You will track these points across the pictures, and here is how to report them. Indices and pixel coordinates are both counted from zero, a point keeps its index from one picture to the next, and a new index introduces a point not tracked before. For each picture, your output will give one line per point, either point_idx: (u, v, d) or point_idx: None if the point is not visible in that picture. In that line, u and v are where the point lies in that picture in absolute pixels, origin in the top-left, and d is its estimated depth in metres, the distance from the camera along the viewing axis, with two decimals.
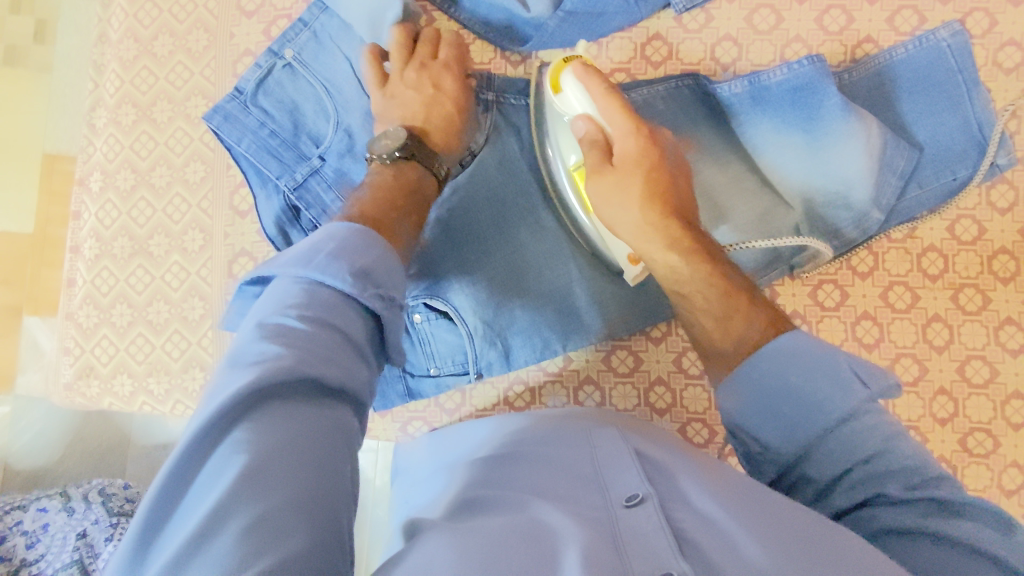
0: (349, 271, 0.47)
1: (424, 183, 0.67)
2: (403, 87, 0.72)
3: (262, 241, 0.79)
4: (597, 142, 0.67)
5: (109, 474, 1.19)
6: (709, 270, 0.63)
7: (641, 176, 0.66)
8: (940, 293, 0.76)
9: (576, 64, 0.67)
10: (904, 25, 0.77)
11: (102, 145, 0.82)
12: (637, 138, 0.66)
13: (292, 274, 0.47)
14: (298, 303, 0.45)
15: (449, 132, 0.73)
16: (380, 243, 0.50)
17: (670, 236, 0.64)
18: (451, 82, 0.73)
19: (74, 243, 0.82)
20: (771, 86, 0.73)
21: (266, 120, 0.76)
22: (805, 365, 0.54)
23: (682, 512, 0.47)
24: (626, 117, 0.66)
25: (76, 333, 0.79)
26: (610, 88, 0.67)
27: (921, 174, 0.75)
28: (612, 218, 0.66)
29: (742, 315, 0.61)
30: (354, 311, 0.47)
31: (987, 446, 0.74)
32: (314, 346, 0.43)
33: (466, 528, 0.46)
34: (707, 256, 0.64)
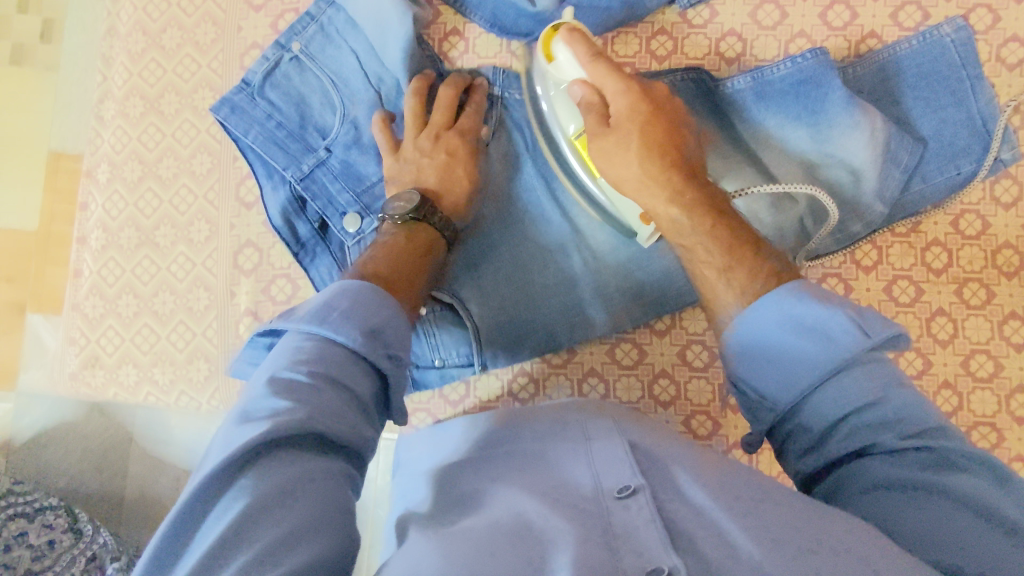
0: (359, 330, 0.48)
1: (434, 247, 0.67)
2: (416, 154, 0.73)
3: (267, 232, 0.79)
4: (593, 106, 0.65)
5: (112, 472, 1.19)
6: (711, 222, 0.62)
7: (637, 134, 0.64)
8: (944, 287, 0.76)
9: (564, 30, 0.67)
10: (907, 20, 0.78)
11: (110, 136, 0.82)
12: (629, 95, 0.65)
13: (301, 328, 0.48)
14: (305, 357, 0.46)
15: (462, 196, 0.73)
16: (389, 305, 0.51)
17: (675, 190, 0.63)
18: (465, 149, 0.74)
19: (81, 234, 0.82)
20: (774, 80, 0.73)
21: (273, 112, 0.76)
22: (795, 318, 0.53)
23: (676, 502, 0.48)
24: (616, 76, 0.65)
25: (82, 323, 0.80)
26: (596, 54, 0.66)
27: (924, 168, 0.75)
28: (615, 175, 0.65)
29: (746, 268, 0.60)
30: (362, 370, 0.48)
31: (991, 440, 0.74)
32: (321, 403, 0.43)
33: (455, 533, 0.45)
34: (711, 211, 0.63)
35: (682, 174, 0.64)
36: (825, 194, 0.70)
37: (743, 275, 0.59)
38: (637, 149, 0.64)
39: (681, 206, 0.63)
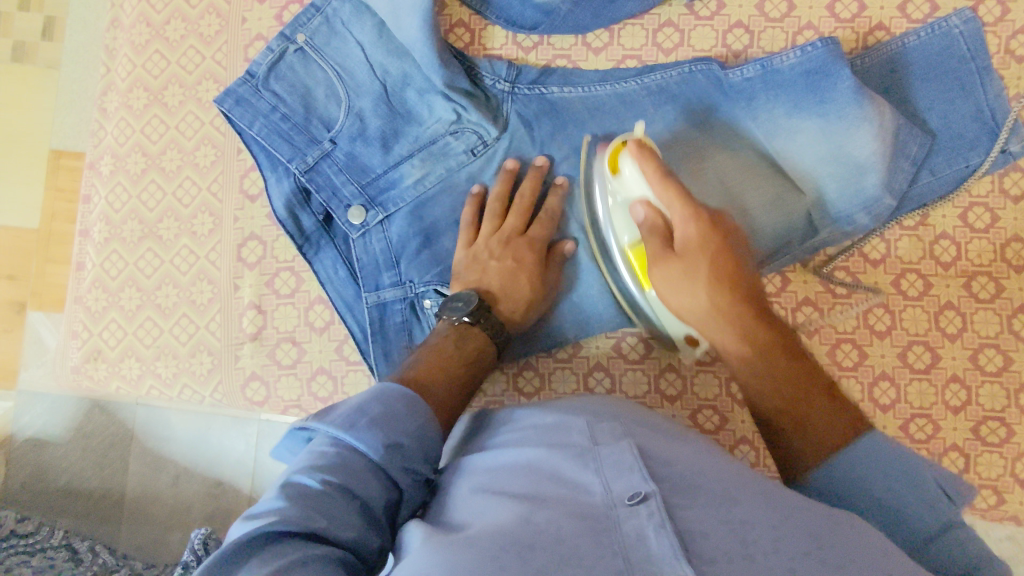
0: (383, 440, 0.48)
1: (483, 353, 0.66)
2: (485, 254, 0.72)
3: (271, 225, 0.78)
4: (658, 228, 0.65)
5: (112, 471, 1.18)
6: (786, 360, 0.59)
7: (707, 267, 0.61)
8: (953, 281, 0.76)
9: (632, 144, 0.67)
10: (915, 12, 0.77)
11: (113, 129, 0.82)
12: (699, 223, 0.62)
13: (330, 432, 0.48)
14: (324, 464, 0.46)
15: (520, 304, 0.71)
16: (422, 410, 0.51)
17: (745, 330, 0.60)
18: (534, 256, 0.72)
19: (84, 227, 0.82)
20: (784, 70, 0.72)
21: (277, 104, 0.76)
22: (892, 469, 0.52)
23: (687, 509, 0.44)
24: (684, 199, 0.63)
25: (84, 317, 0.79)
26: (667, 172, 0.65)
27: (933, 160, 0.74)
28: (680, 301, 0.63)
29: (821, 411, 0.56)
30: (377, 479, 0.48)
31: (1000, 435, 0.74)
32: (330, 511, 0.44)
33: (458, 542, 0.43)
34: (785, 351, 0.59)
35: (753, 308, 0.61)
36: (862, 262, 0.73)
37: (821, 416, 0.56)
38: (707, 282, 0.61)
39: (750, 344, 0.60)
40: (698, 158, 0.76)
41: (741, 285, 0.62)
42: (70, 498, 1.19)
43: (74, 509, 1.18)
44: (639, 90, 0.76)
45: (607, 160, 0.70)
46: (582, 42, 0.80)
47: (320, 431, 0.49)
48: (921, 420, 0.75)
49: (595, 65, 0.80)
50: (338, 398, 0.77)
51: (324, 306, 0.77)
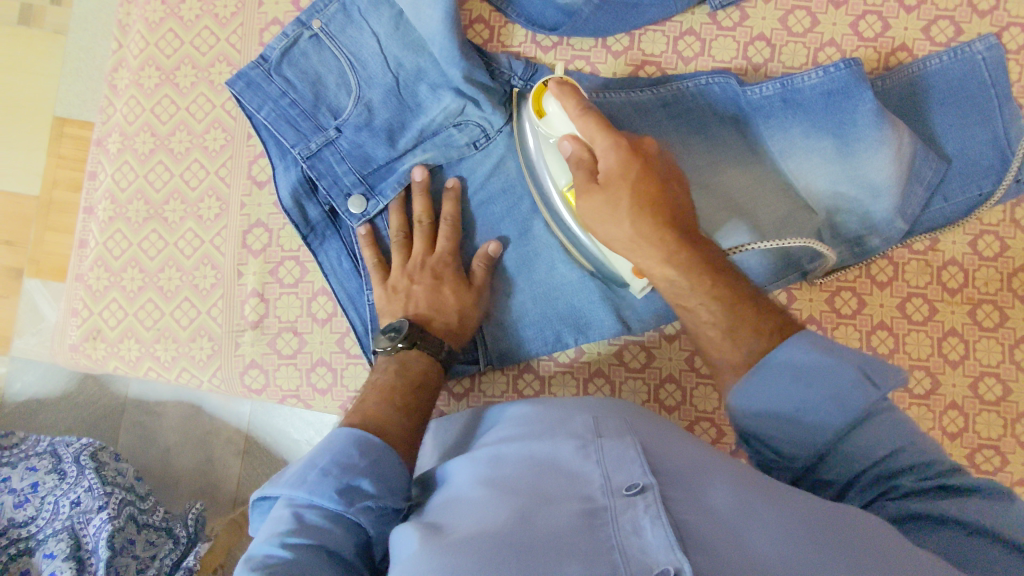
0: (337, 486, 0.49)
1: (430, 375, 0.66)
2: (406, 282, 0.72)
3: (278, 213, 0.78)
4: (584, 162, 0.62)
5: (101, 444, 1.18)
6: (714, 281, 0.58)
7: (629, 195, 0.59)
8: (957, 307, 0.76)
9: (552, 84, 0.64)
10: (939, 35, 0.77)
11: (122, 106, 0.81)
12: (619, 153, 0.60)
13: (286, 496, 0.49)
14: (287, 527, 0.47)
15: (452, 314, 0.71)
16: (374, 448, 0.53)
17: (667, 254, 0.59)
18: (452, 269, 0.72)
19: (90, 204, 0.81)
20: (804, 89, 0.72)
21: (288, 90, 0.75)
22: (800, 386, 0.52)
23: (684, 503, 0.44)
24: (605, 131, 0.61)
25: (84, 294, 0.79)
26: (586, 106, 0.62)
27: (947, 186, 0.74)
28: (604, 232, 0.61)
29: (747, 327, 0.57)
30: (343, 528, 0.48)
31: (994, 463, 0.74)
32: (299, 569, 0.44)
33: (455, 543, 0.42)
34: (712, 269, 0.59)
35: (679, 236, 0.59)
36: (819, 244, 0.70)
37: (746, 333, 0.56)
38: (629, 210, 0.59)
39: (676, 269, 0.59)
40: (710, 172, 0.75)
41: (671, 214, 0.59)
42: None
43: None
44: (653, 100, 0.76)
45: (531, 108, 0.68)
46: (602, 45, 0.79)
47: (279, 499, 0.50)
48: None
49: (614, 69, 0.79)
50: (336, 390, 0.76)
51: (327, 298, 0.77)
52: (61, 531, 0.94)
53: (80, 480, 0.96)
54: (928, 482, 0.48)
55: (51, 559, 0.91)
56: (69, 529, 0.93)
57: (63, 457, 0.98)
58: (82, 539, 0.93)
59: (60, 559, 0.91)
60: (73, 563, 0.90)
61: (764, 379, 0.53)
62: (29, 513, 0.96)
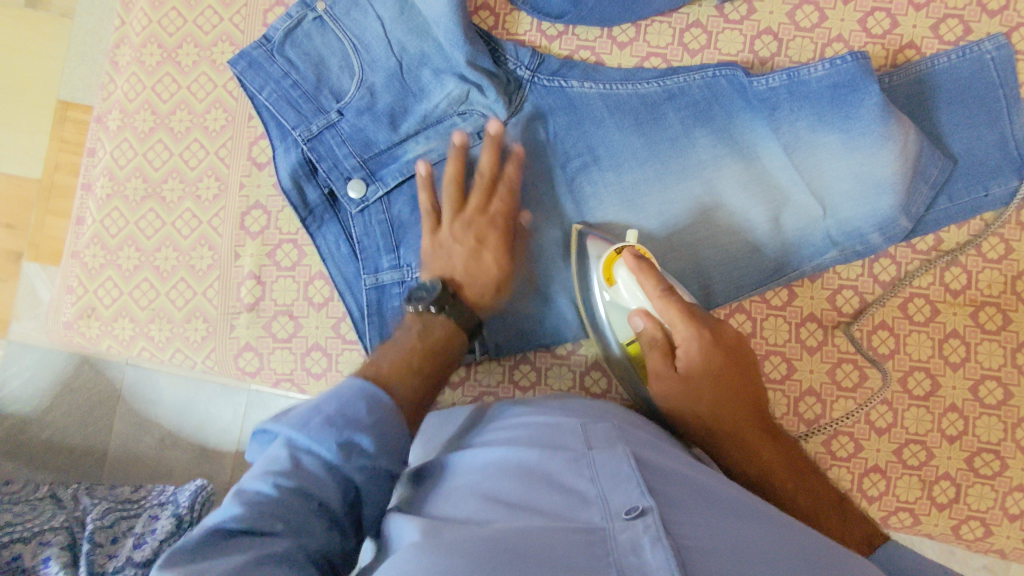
0: (337, 439, 0.46)
1: (449, 342, 0.65)
2: (449, 239, 0.70)
3: (277, 195, 0.77)
4: (657, 342, 0.65)
5: (97, 428, 1.18)
6: (794, 484, 0.62)
7: (711, 390, 0.63)
8: (960, 309, 0.75)
9: (628, 255, 0.66)
10: (948, 34, 0.76)
11: (123, 84, 0.81)
12: (701, 343, 0.63)
13: (286, 435, 0.47)
14: (283, 466, 0.45)
15: (488, 284, 0.71)
16: (383, 407, 0.49)
17: (750, 453, 0.63)
18: (495, 234, 0.71)
19: (88, 181, 0.81)
20: (810, 81, 0.71)
21: (290, 71, 0.74)
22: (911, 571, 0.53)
23: (683, 525, 0.43)
24: (688, 320, 0.63)
25: (80, 272, 0.78)
26: (666, 287, 0.64)
27: (952, 186, 0.73)
28: (679, 418, 0.66)
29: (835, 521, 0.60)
30: (336, 480, 0.46)
31: (993, 468, 0.73)
32: (291, 517, 0.44)
33: (447, 545, 0.41)
34: (788, 468, 0.63)
35: (754, 430, 0.64)
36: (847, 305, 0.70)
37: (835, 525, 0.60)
38: (711, 398, 0.63)
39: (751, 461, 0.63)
40: (713, 167, 0.74)
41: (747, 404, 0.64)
42: (53, 453, 1.18)
43: (58, 463, 1.18)
44: (659, 92, 0.75)
45: (598, 269, 0.70)
46: (608, 35, 0.78)
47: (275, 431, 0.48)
48: (915, 446, 0.74)
49: (619, 59, 0.78)
50: (331, 374, 0.76)
51: (324, 282, 0.76)
52: (58, 526, 0.92)
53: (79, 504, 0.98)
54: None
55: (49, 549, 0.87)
56: (66, 527, 0.92)
57: (62, 492, 1.02)
58: (78, 539, 0.91)
59: (55, 547, 0.88)
60: (66, 555, 0.88)
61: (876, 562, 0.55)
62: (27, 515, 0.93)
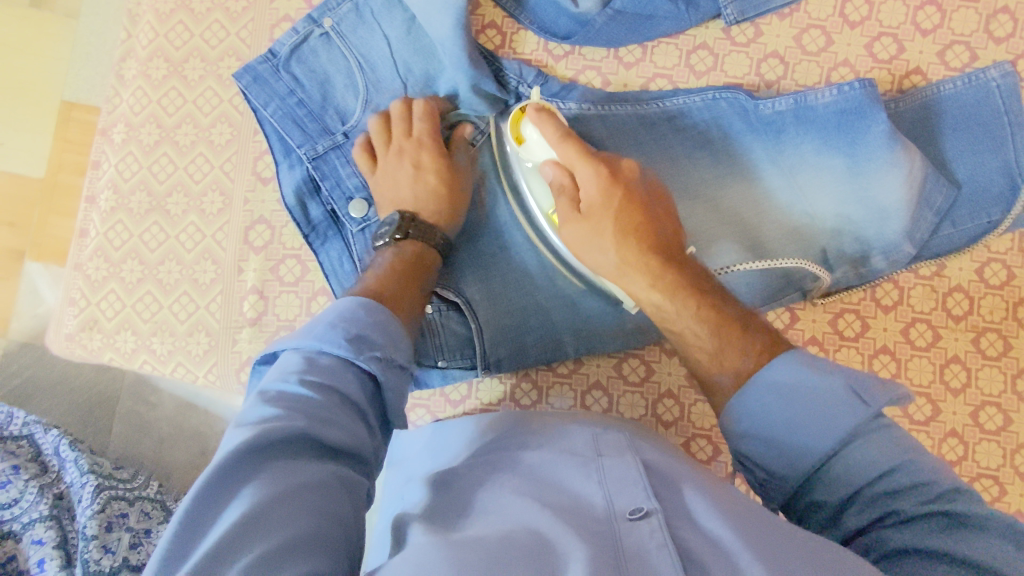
0: (346, 336, 0.49)
1: (429, 257, 0.67)
2: (389, 170, 0.71)
3: (282, 211, 0.77)
4: (565, 190, 0.66)
5: (94, 429, 1.17)
6: (695, 305, 0.61)
7: (609, 223, 0.65)
8: (962, 334, 0.75)
9: (529, 109, 0.67)
10: (955, 60, 0.76)
11: (129, 96, 0.80)
12: (598, 179, 0.65)
13: (293, 345, 0.49)
14: (301, 367, 0.47)
15: (442, 200, 0.70)
16: (381, 312, 0.53)
17: (652, 276, 0.63)
18: (430, 155, 0.71)
19: (92, 193, 0.81)
20: (817, 107, 0.71)
21: (296, 88, 0.75)
22: (806, 389, 0.52)
23: (687, 531, 0.46)
24: (586, 159, 0.65)
25: (83, 284, 0.78)
26: (565, 132, 0.66)
27: (956, 212, 0.73)
28: (589, 258, 0.66)
29: (734, 347, 0.58)
30: (353, 375, 0.48)
31: (993, 493, 0.73)
32: (314, 408, 0.44)
33: (460, 543, 0.43)
34: (697, 292, 0.62)
35: (657, 258, 0.64)
36: (811, 266, 0.72)
37: (733, 354, 0.58)
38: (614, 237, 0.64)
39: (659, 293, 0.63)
40: (716, 186, 0.74)
41: (646, 235, 0.64)
42: None
43: None
44: (659, 113, 0.75)
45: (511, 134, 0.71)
46: (614, 55, 0.78)
47: (283, 351, 0.50)
48: None
49: (625, 79, 0.78)
50: None
51: (327, 298, 0.76)
52: (46, 517, 0.93)
53: (62, 476, 0.97)
54: (927, 506, 0.46)
55: (39, 546, 0.91)
56: (55, 518, 0.93)
57: (43, 446, 0.99)
58: (68, 532, 0.93)
59: (48, 546, 0.91)
60: (60, 554, 0.91)
61: (779, 377, 0.54)
62: (12, 495, 0.94)
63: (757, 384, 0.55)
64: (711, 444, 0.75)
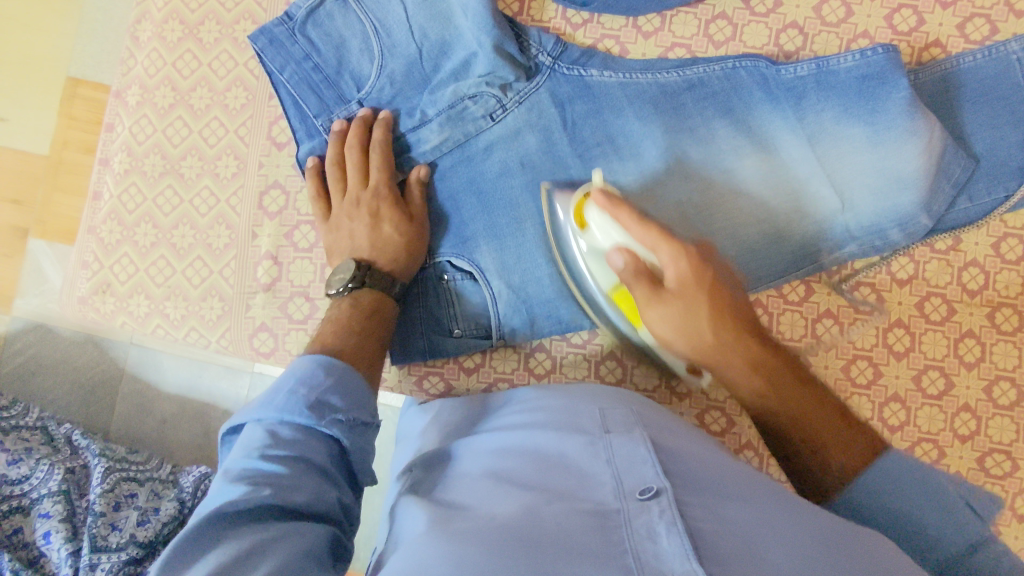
0: (306, 402, 0.51)
1: (381, 310, 0.68)
2: (345, 221, 0.72)
3: (297, 176, 0.77)
4: (642, 273, 0.62)
5: (99, 408, 1.18)
6: (799, 391, 0.61)
7: (707, 306, 0.61)
8: (977, 309, 0.75)
9: (598, 194, 0.64)
10: (974, 33, 0.76)
11: (144, 59, 0.80)
12: (688, 260, 0.60)
13: (254, 417, 0.51)
14: (263, 443, 0.48)
15: (400, 252, 0.71)
16: (337, 367, 0.55)
17: (751, 358, 0.61)
18: (387, 205, 0.72)
19: (106, 156, 0.81)
20: (839, 72, 0.71)
21: (311, 52, 0.74)
22: (919, 494, 0.52)
23: (696, 506, 0.44)
24: (669, 241, 0.61)
25: (96, 248, 0.78)
26: (643, 215, 0.62)
27: (972, 187, 0.72)
28: (682, 341, 0.63)
29: (839, 436, 0.58)
30: (317, 441, 0.50)
31: (1005, 468, 0.73)
32: (278, 478, 0.46)
33: (458, 533, 0.43)
34: (797, 382, 0.61)
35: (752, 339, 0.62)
36: None
37: (841, 439, 0.58)
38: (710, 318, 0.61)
39: (761, 379, 0.61)
40: (733, 158, 0.74)
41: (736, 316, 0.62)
42: None
43: None
44: (679, 82, 0.74)
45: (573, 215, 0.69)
46: (633, 24, 0.78)
47: (245, 424, 0.51)
48: (927, 444, 0.74)
49: (643, 49, 0.78)
50: None
51: None
52: (55, 492, 0.92)
53: (77, 458, 0.99)
54: None
55: (46, 519, 0.90)
56: (64, 493, 0.93)
57: (59, 433, 1.02)
58: (76, 507, 0.92)
59: (54, 520, 0.90)
60: (66, 528, 0.89)
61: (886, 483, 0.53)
62: (22, 471, 0.94)
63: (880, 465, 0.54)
64: (725, 415, 0.75)
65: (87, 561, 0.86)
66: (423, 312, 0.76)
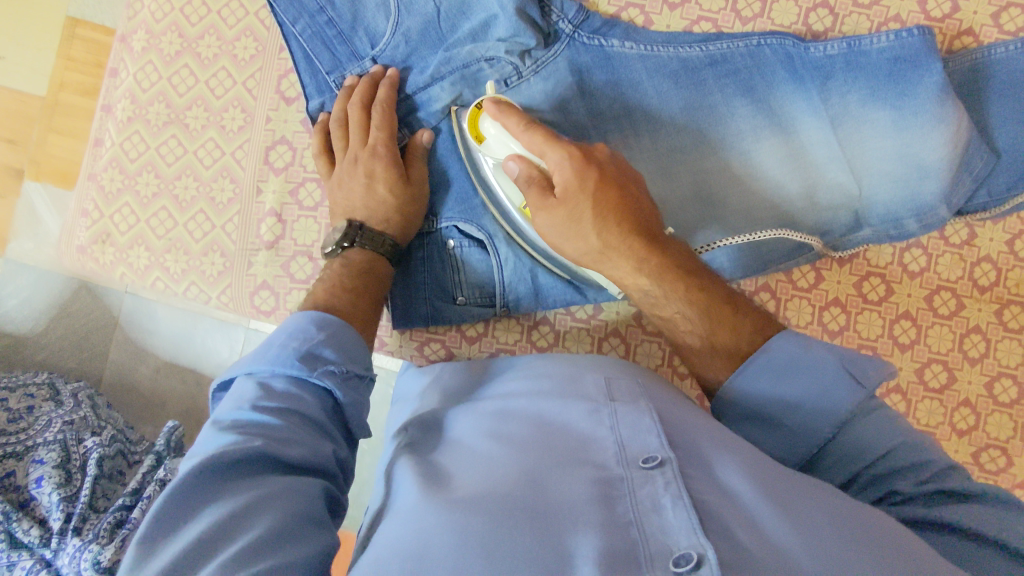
0: (298, 355, 0.50)
1: (376, 267, 0.67)
2: (343, 179, 0.71)
3: (304, 133, 0.76)
4: (535, 179, 0.61)
5: (92, 353, 1.17)
6: (684, 286, 0.59)
7: (589, 212, 0.58)
8: (985, 305, 0.74)
9: (489, 103, 0.64)
10: (1009, 22, 0.74)
11: (151, 2, 0.78)
12: (573, 164, 0.59)
13: (244, 372, 0.50)
14: (255, 394, 0.47)
15: (393, 211, 0.69)
16: (330, 323, 0.55)
17: (636, 258, 0.59)
18: (381, 163, 0.69)
19: (109, 102, 0.79)
20: (872, 51, 0.69)
21: (325, 4, 0.71)
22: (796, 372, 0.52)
23: (700, 479, 0.43)
24: (554, 144, 0.60)
25: (96, 196, 0.76)
26: (529, 122, 0.62)
27: (993, 180, 0.71)
28: (570, 245, 0.61)
29: (727, 328, 0.58)
30: (310, 392, 0.49)
31: (999, 464, 0.73)
32: (271, 430, 0.44)
33: (460, 504, 0.41)
34: (684, 276, 0.59)
35: (642, 240, 0.59)
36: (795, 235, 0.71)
37: (727, 335, 0.57)
38: (594, 223, 0.59)
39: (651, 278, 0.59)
40: (752, 139, 0.72)
41: (626, 217, 0.59)
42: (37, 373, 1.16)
43: None
44: (701, 57, 0.72)
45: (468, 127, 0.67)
46: None
47: (237, 377, 0.50)
48: None
49: (668, 21, 0.76)
50: None
51: None
52: (51, 440, 0.91)
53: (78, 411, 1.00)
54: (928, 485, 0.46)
55: (40, 465, 0.89)
56: (60, 441, 0.92)
57: (63, 391, 1.04)
58: (72, 453, 0.91)
59: (48, 465, 0.88)
60: (59, 475, 0.88)
61: (749, 377, 0.54)
62: (23, 424, 0.95)
63: (762, 357, 0.54)
64: None
65: (82, 512, 0.86)
66: (427, 277, 0.75)
